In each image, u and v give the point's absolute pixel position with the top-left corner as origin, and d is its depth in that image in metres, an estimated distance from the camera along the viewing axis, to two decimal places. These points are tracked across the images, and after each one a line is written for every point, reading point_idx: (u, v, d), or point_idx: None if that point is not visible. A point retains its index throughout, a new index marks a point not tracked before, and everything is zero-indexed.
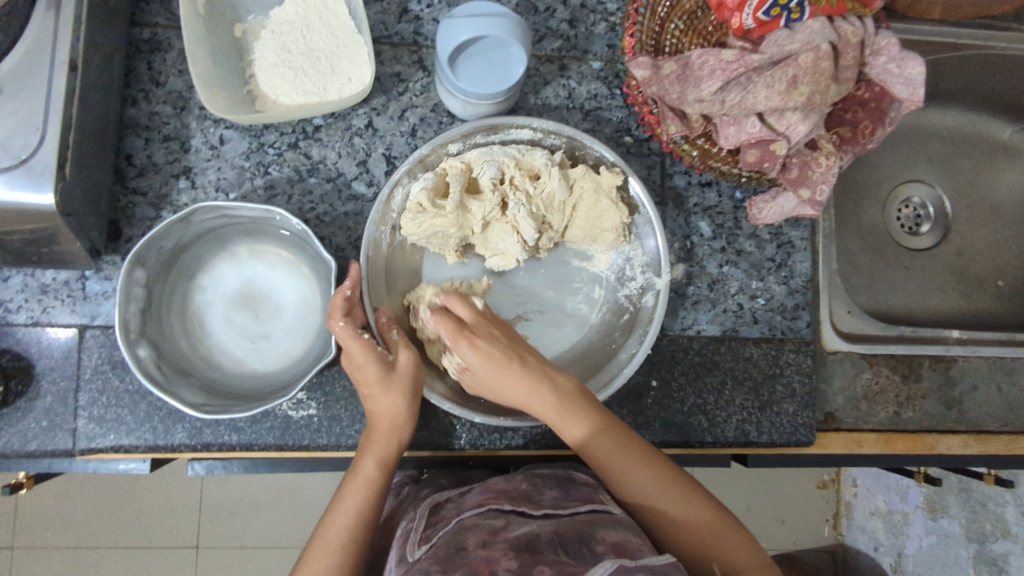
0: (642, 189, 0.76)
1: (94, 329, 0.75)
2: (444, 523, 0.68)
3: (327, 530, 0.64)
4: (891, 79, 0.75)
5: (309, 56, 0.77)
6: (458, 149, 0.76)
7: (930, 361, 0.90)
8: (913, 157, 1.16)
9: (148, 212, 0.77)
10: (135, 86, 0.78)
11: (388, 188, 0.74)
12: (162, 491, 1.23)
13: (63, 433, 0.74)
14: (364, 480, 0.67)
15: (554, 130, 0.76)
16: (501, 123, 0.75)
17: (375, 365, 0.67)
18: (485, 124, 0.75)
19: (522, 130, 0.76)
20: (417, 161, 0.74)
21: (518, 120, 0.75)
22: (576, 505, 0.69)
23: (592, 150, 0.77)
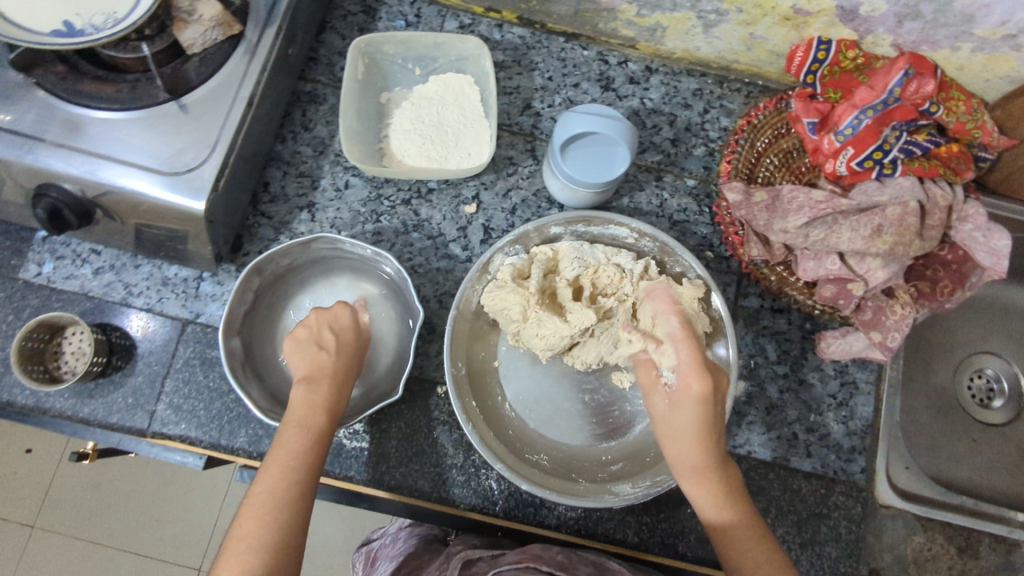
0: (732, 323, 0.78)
1: (195, 324, 0.83)
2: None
3: (254, 503, 0.60)
4: (976, 246, 0.78)
5: (438, 130, 0.88)
6: (557, 232, 0.83)
7: (991, 539, 0.86)
8: (992, 329, 1.15)
9: (269, 233, 0.86)
10: (288, 127, 0.90)
11: (489, 253, 0.80)
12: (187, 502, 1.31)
13: (141, 413, 0.80)
14: (291, 450, 0.63)
15: (650, 234, 0.82)
16: (600, 216, 0.81)
17: (331, 349, 0.71)
18: (583, 215, 0.81)
19: (621, 228, 0.82)
20: (519, 235, 0.81)
21: (619, 218, 0.81)
22: None
23: (682, 259, 0.82)
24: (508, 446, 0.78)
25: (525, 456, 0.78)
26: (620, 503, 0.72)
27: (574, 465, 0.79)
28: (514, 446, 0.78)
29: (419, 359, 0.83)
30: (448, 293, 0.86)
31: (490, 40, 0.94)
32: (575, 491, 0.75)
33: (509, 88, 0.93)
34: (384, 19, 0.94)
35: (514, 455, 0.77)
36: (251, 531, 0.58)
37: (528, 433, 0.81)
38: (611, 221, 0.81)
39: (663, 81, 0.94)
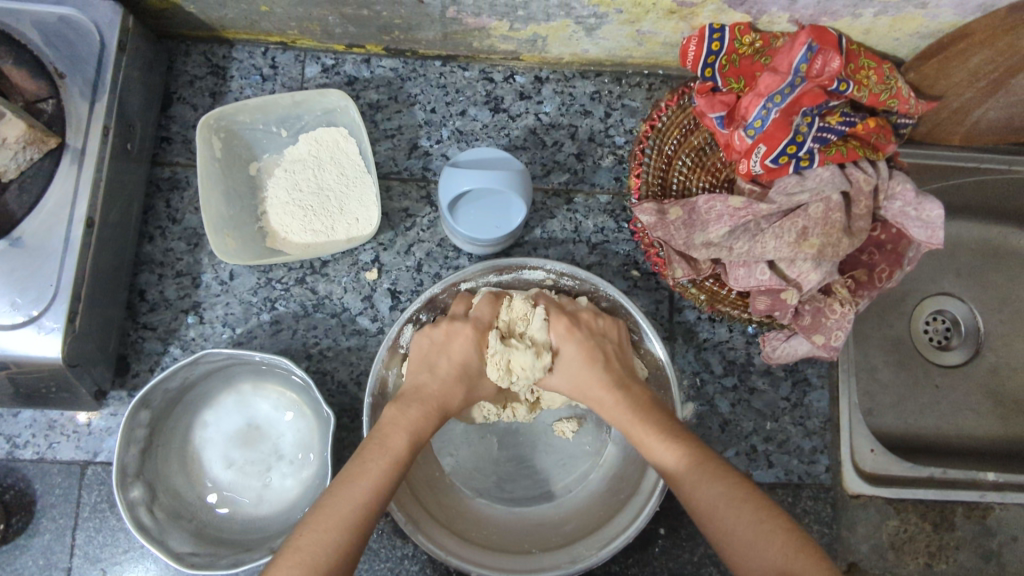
0: (667, 355, 0.74)
1: (96, 465, 0.75)
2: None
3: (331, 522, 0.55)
4: (908, 222, 0.74)
5: (319, 195, 0.79)
6: (469, 287, 0.76)
7: (964, 508, 0.85)
8: (940, 270, 1.13)
9: (156, 346, 0.77)
10: (153, 223, 0.80)
11: (397, 326, 0.73)
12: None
13: (57, 573, 0.73)
14: (366, 471, 0.60)
15: (567, 272, 0.75)
16: (514, 263, 0.75)
17: (438, 372, 0.68)
18: (495, 265, 0.75)
19: (536, 271, 0.76)
20: (429, 298, 0.74)
21: (533, 261, 0.75)
22: None
23: (606, 295, 0.76)
24: (455, 528, 0.73)
25: (475, 537, 0.73)
26: (582, 569, 0.69)
27: (527, 535, 0.75)
28: (461, 528, 0.74)
29: (348, 451, 0.77)
30: (366, 372, 0.79)
31: (359, 79, 0.84)
32: (534, 567, 0.70)
33: (390, 130, 0.84)
34: (236, 78, 0.83)
35: (463, 538, 0.72)
36: (313, 542, 0.54)
37: (475, 510, 0.76)
38: (524, 267, 0.75)
39: (557, 89, 0.86)
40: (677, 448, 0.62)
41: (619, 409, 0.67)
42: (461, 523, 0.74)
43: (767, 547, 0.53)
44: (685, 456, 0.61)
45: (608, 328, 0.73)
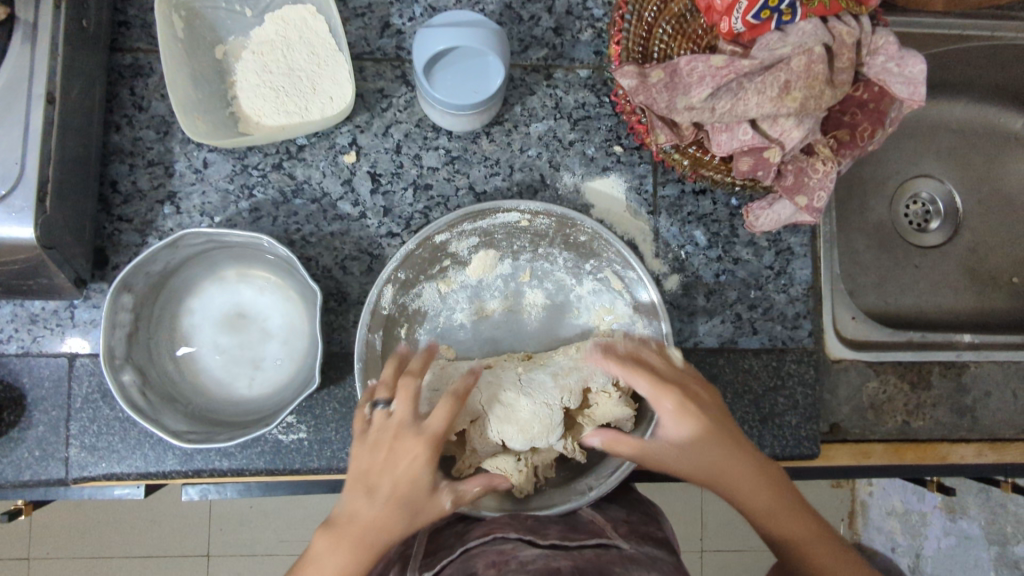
0: (660, 297, 0.73)
1: (83, 357, 0.75)
2: (448, 556, 0.64)
3: (346, 529, 0.57)
4: (891, 79, 0.72)
5: (291, 77, 0.77)
6: (444, 239, 0.75)
7: (941, 368, 0.87)
8: (920, 151, 1.13)
9: (134, 238, 0.76)
10: (118, 111, 0.77)
11: (377, 287, 0.72)
12: (157, 533, 1.21)
13: (55, 463, 0.74)
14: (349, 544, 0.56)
15: (542, 211, 0.74)
16: (487, 208, 0.73)
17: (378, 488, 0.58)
18: (471, 211, 0.73)
19: (510, 213, 0.75)
20: (406, 255, 0.72)
21: (505, 204, 0.73)
22: (585, 538, 0.65)
23: (585, 227, 0.75)
24: None
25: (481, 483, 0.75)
26: (581, 504, 0.71)
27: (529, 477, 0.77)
28: None
29: (338, 334, 0.77)
30: (350, 258, 0.78)
31: None
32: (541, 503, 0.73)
33: (359, 8, 0.80)
34: None
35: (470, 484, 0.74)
36: None
37: None
38: (496, 210, 0.74)
39: None
40: (746, 470, 0.61)
41: (711, 447, 0.61)
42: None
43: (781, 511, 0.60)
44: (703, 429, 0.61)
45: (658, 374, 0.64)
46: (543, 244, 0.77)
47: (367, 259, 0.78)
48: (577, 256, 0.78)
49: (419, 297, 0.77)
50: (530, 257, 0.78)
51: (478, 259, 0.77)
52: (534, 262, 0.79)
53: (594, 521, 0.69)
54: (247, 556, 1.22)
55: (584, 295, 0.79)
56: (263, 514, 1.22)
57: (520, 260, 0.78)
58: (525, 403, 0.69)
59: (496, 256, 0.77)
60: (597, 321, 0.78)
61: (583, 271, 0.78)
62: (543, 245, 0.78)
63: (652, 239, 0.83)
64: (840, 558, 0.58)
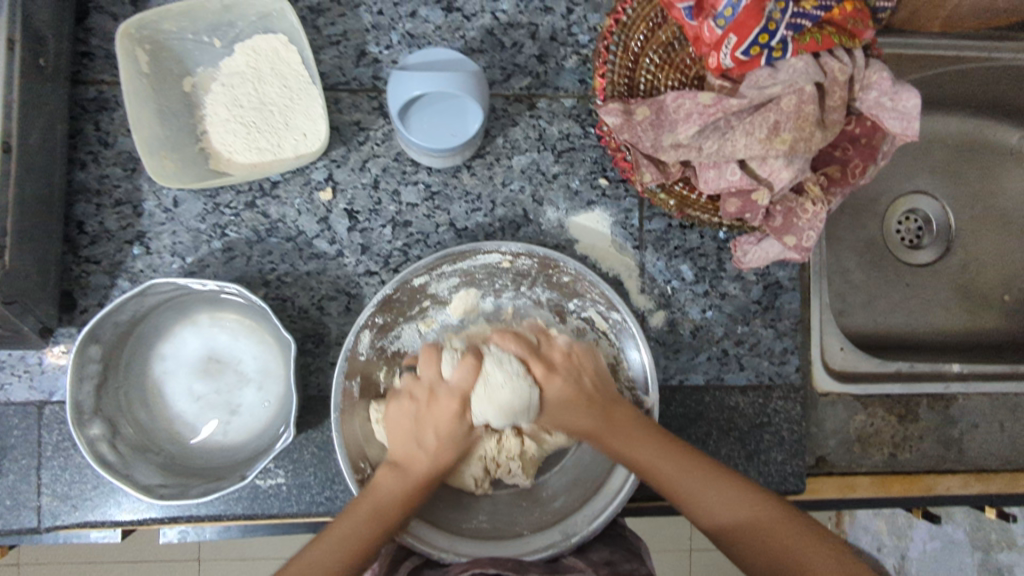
0: (650, 358, 0.71)
1: (53, 404, 0.73)
2: None
3: (410, 471, 0.65)
4: (885, 114, 0.70)
5: (262, 111, 0.73)
6: (422, 281, 0.72)
7: (928, 400, 0.86)
8: (914, 167, 1.11)
9: (103, 281, 0.74)
10: (83, 148, 0.74)
11: (354, 333, 0.70)
12: (146, 555, 1.20)
13: (27, 511, 0.72)
14: (375, 503, 0.63)
15: (525, 251, 0.72)
16: (464, 250, 0.71)
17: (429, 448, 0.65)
18: (451, 254, 0.71)
19: (491, 254, 0.73)
20: (382, 300, 0.70)
21: (488, 245, 0.71)
22: None
23: (567, 269, 0.72)
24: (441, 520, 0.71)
25: (464, 528, 0.72)
26: (552, 553, 0.68)
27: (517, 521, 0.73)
28: (447, 518, 0.72)
29: (315, 376, 0.75)
30: (327, 298, 0.76)
31: None
32: (524, 547, 0.69)
33: (334, 36, 0.77)
34: None
35: (450, 529, 0.71)
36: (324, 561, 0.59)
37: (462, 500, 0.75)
38: (478, 251, 0.72)
39: None
40: (638, 438, 0.65)
41: (577, 408, 0.66)
42: (444, 512, 0.73)
43: (738, 504, 0.61)
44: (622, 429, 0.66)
45: (581, 359, 0.69)
46: (525, 284, 0.76)
47: (344, 299, 0.76)
48: (561, 295, 0.76)
49: (397, 339, 0.75)
50: (512, 295, 0.77)
51: (460, 298, 0.76)
52: (517, 300, 0.78)
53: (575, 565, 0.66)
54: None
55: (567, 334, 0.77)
56: (253, 534, 1.21)
57: (502, 299, 0.77)
58: (502, 379, 0.64)
59: (477, 296, 0.76)
60: None
61: (567, 310, 0.76)
62: (526, 284, 0.76)
63: (637, 274, 0.81)
64: (827, 553, 0.57)
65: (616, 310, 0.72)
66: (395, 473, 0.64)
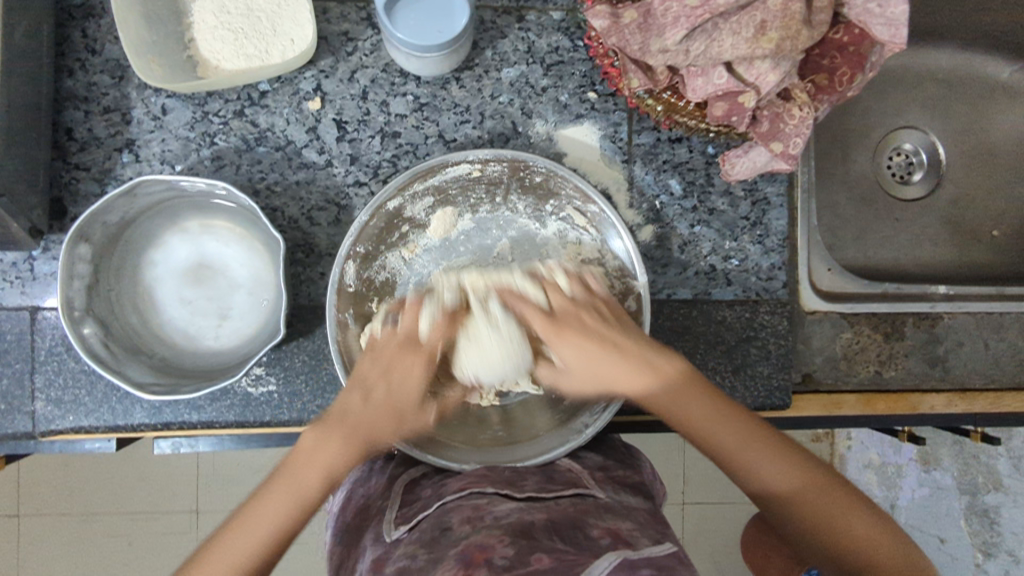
0: (631, 242, 0.72)
1: (45, 310, 0.74)
2: (426, 509, 0.63)
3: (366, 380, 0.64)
4: (870, 21, 0.70)
5: (250, 17, 0.73)
6: (397, 205, 0.73)
7: (915, 318, 0.87)
8: (905, 101, 1.11)
9: (92, 188, 0.74)
10: (70, 55, 0.74)
11: (338, 265, 0.70)
12: (147, 488, 1.21)
13: (21, 416, 0.73)
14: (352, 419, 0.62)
15: (491, 157, 0.72)
16: (436, 164, 0.71)
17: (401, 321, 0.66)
18: (421, 171, 0.71)
19: (460, 165, 0.73)
20: (360, 229, 0.70)
21: (453, 157, 0.71)
22: (562, 488, 0.64)
23: (539, 168, 0.73)
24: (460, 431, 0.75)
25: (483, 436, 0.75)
26: (564, 451, 0.71)
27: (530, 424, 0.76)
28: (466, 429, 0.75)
29: (305, 286, 0.76)
30: (317, 208, 0.77)
31: None
32: (537, 450, 0.72)
33: None
34: None
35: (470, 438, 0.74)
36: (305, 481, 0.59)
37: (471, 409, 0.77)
38: (444, 164, 0.72)
39: None
40: (698, 402, 0.63)
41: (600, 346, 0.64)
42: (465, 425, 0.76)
43: (777, 465, 0.61)
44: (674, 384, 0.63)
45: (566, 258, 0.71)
46: (500, 193, 0.76)
47: (334, 210, 0.77)
48: (536, 199, 0.76)
49: (384, 269, 0.75)
50: (489, 210, 0.77)
51: (437, 218, 0.76)
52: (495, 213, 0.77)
53: (572, 470, 0.69)
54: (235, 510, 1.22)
55: (549, 237, 0.78)
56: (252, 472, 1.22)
57: (479, 214, 0.77)
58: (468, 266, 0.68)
59: (456, 213, 0.76)
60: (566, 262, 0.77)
61: (545, 212, 0.77)
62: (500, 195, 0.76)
63: (626, 188, 0.81)
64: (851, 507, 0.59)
65: (593, 203, 0.73)
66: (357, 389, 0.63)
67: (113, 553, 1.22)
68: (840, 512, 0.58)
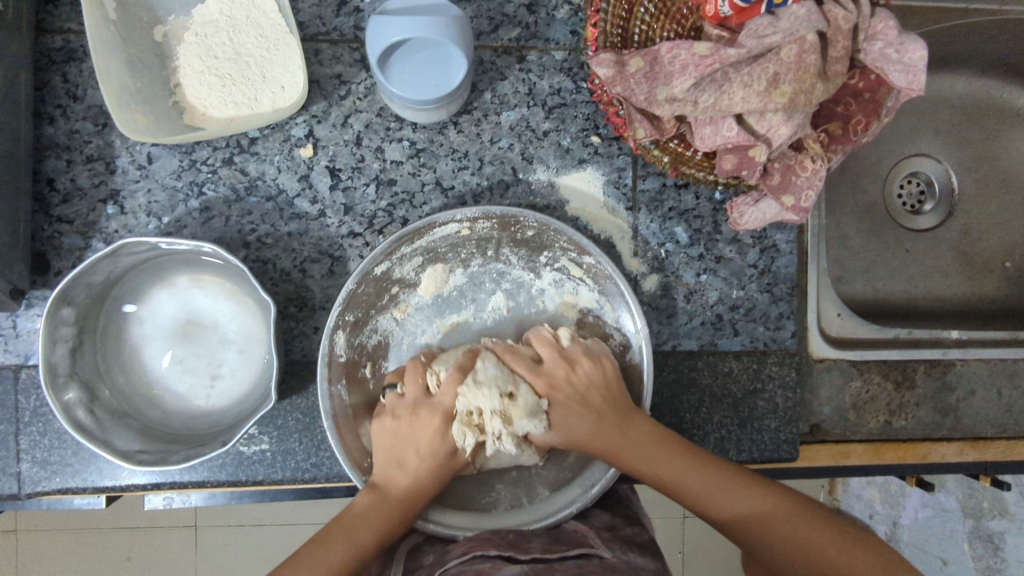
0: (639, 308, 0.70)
1: (29, 367, 0.71)
2: (427, 574, 0.61)
3: (388, 494, 0.63)
4: (889, 66, 0.66)
5: (237, 62, 0.70)
6: (384, 269, 0.70)
7: (925, 365, 0.85)
8: (916, 129, 1.08)
9: (76, 241, 0.71)
10: (51, 102, 0.71)
11: (326, 338, 0.67)
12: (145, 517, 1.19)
13: (6, 477, 0.71)
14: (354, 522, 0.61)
15: (482, 214, 0.70)
16: (423, 226, 0.69)
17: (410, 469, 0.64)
18: (410, 232, 0.69)
19: (449, 224, 0.70)
20: (349, 297, 0.68)
21: (444, 216, 0.69)
22: (566, 549, 0.62)
23: (529, 222, 0.70)
24: (461, 498, 0.71)
25: (484, 500, 0.72)
26: (577, 507, 0.69)
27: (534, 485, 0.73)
28: (466, 495, 0.72)
29: (298, 341, 0.73)
30: (310, 260, 0.74)
31: None
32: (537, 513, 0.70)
33: None
34: None
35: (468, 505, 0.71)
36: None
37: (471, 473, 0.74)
38: (433, 225, 0.69)
39: None
40: (652, 443, 0.65)
41: (562, 395, 0.67)
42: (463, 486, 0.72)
43: (736, 494, 0.61)
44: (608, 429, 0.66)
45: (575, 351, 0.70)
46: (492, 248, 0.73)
47: (327, 261, 0.74)
48: (528, 252, 0.73)
49: (375, 332, 0.72)
50: (481, 263, 0.74)
51: (427, 277, 0.73)
52: (488, 267, 0.74)
53: (578, 531, 0.66)
54: (233, 540, 1.20)
55: (544, 287, 0.75)
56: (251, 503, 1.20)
57: (472, 268, 0.74)
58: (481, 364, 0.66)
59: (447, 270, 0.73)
60: (564, 310, 0.75)
61: (539, 264, 0.74)
62: (493, 249, 0.73)
63: (630, 237, 0.78)
64: (819, 529, 0.57)
65: (592, 254, 0.71)
66: (374, 495, 0.63)
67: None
68: (832, 542, 0.56)
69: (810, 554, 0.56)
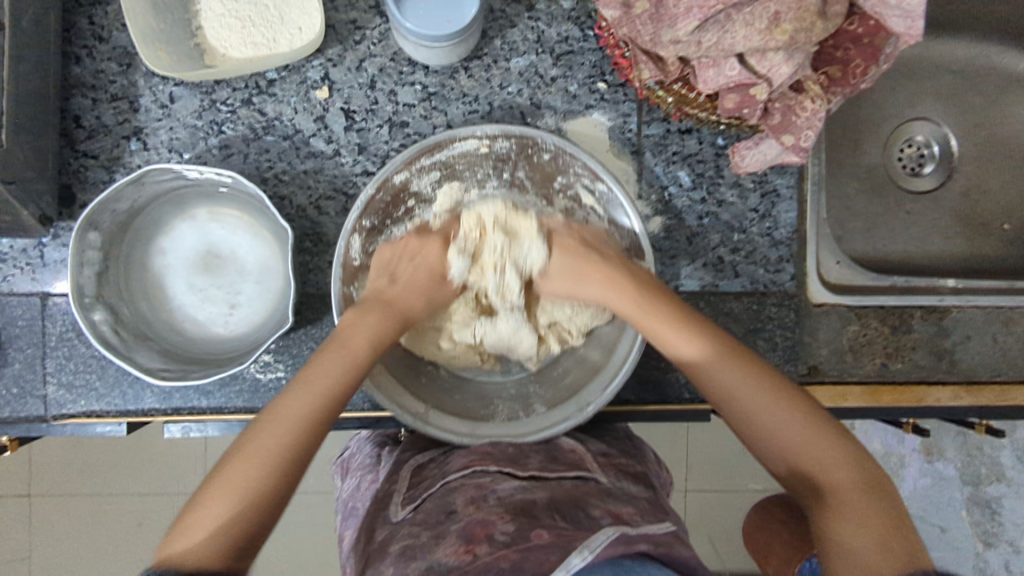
0: (642, 227, 0.71)
1: (55, 296, 0.74)
2: (429, 488, 0.64)
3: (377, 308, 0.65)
4: (887, 11, 0.68)
5: (257, 5, 0.73)
6: (403, 179, 0.72)
7: (922, 311, 0.87)
8: (918, 92, 1.10)
9: (101, 175, 0.74)
10: (78, 43, 0.74)
11: (343, 239, 0.70)
12: (156, 470, 1.21)
13: (33, 400, 0.74)
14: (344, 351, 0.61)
15: (500, 133, 0.72)
16: (442, 140, 0.71)
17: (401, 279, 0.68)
18: (426, 145, 0.71)
19: (468, 141, 0.72)
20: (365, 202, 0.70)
21: (461, 133, 0.71)
22: (564, 470, 0.64)
23: (547, 145, 0.72)
24: (462, 409, 0.73)
25: (483, 414, 0.73)
26: (571, 424, 0.69)
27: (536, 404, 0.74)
28: (468, 409, 0.73)
29: (313, 274, 0.76)
30: (325, 197, 0.76)
31: None
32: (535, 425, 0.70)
33: None
34: None
35: (469, 416, 0.72)
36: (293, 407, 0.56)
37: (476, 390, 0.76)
38: (453, 139, 0.71)
39: None
40: (750, 376, 0.59)
41: (580, 259, 0.68)
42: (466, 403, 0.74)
43: (816, 456, 0.56)
44: (712, 351, 0.61)
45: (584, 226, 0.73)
46: (507, 169, 0.75)
47: (342, 199, 0.77)
48: (543, 179, 0.76)
49: (389, 243, 0.75)
50: (498, 187, 0.76)
51: (443, 194, 0.75)
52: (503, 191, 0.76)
53: (576, 453, 0.69)
54: None
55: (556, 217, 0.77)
56: None
57: (488, 189, 0.76)
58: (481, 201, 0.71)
59: (462, 189, 0.75)
60: None
61: (553, 193, 0.77)
62: (512, 172, 0.76)
63: (635, 179, 0.81)
64: (881, 526, 0.51)
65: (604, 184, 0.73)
66: (375, 304, 0.66)
67: (121, 536, 1.21)
68: (888, 541, 0.51)
69: (850, 543, 0.52)
